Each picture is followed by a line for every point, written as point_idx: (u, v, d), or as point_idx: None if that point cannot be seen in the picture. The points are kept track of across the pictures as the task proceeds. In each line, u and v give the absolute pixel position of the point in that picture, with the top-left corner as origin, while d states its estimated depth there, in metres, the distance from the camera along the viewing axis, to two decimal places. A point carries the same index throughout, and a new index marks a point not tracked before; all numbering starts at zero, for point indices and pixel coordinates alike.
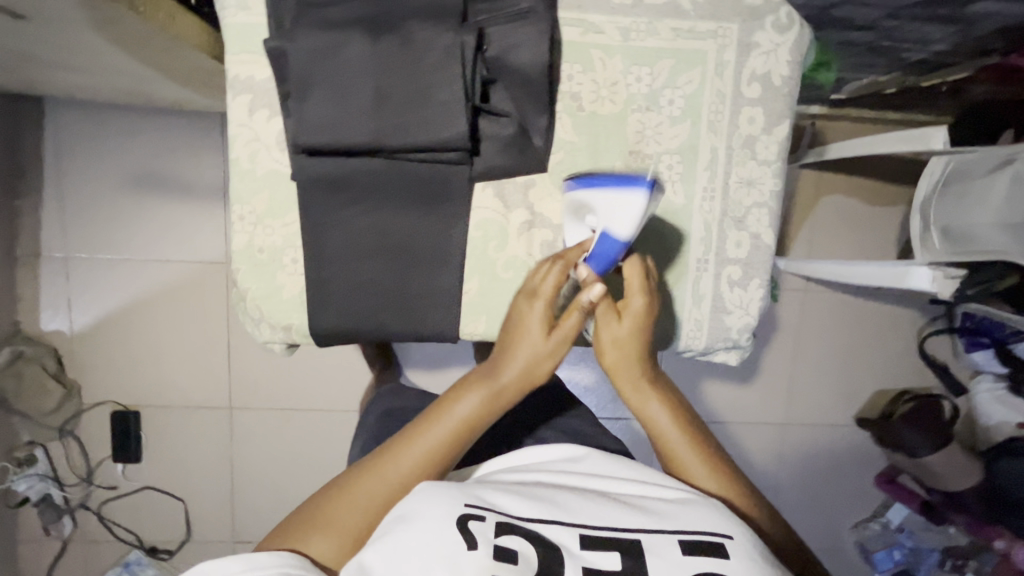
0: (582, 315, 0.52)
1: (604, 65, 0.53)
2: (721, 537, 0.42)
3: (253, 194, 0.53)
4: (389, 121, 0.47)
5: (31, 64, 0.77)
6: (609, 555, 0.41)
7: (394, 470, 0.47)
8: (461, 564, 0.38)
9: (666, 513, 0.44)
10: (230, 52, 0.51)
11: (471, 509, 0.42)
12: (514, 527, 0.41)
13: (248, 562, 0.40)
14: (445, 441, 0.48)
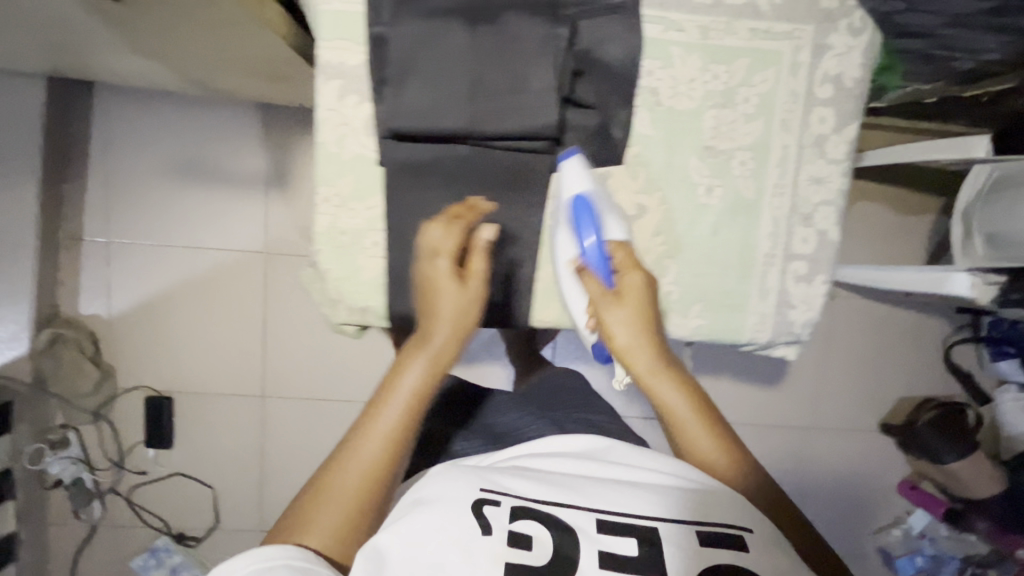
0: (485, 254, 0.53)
1: (683, 62, 0.54)
2: (741, 530, 0.44)
3: (338, 177, 0.54)
4: (484, 109, 0.49)
5: (110, 37, 0.77)
6: (625, 541, 0.43)
7: (365, 451, 0.46)
8: (479, 544, 0.41)
9: (682, 502, 0.46)
10: (324, 37, 0.52)
11: (486, 494, 0.44)
12: (528, 511, 0.44)
13: (252, 556, 0.39)
14: (406, 410, 0.48)
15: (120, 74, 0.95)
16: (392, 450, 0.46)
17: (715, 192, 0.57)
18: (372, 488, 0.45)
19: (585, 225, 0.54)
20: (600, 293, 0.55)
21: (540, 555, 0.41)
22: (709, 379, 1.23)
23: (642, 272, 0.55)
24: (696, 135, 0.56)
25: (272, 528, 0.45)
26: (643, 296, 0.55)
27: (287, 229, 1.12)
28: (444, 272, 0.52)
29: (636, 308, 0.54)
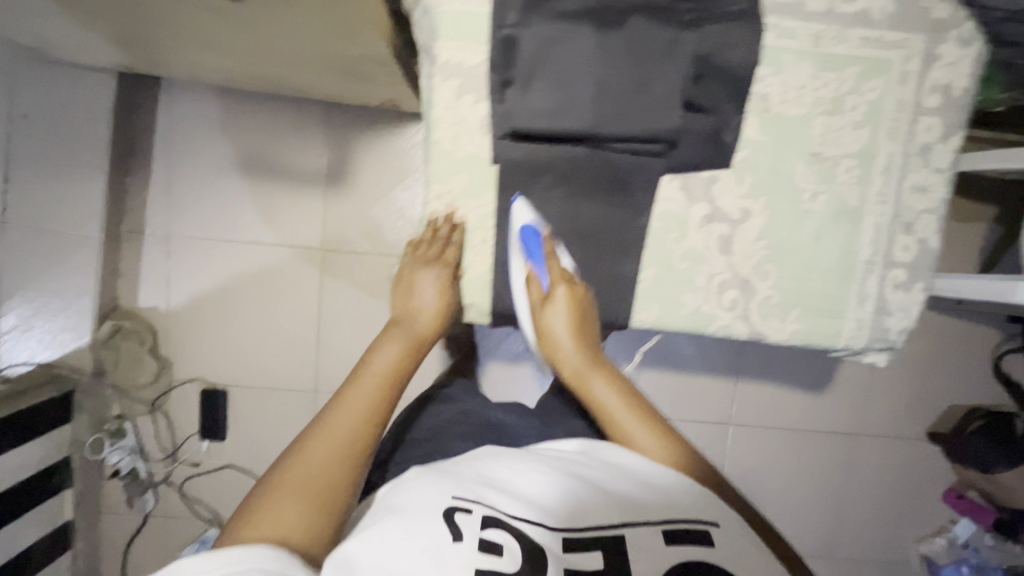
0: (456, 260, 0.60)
1: (795, 69, 0.55)
2: (706, 524, 0.44)
3: (451, 175, 0.55)
4: (607, 111, 0.51)
5: (186, 34, 0.76)
6: (592, 555, 0.41)
7: (343, 420, 0.48)
8: (448, 552, 0.39)
9: (647, 506, 0.45)
10: (444, 38, 0.52)
11: (457, 502, 0.43)
12: (498, 519, 0.42)
13: (219, 561, 0.37)
14: (383, 383, 0.52)
15: (187, 68, 0.94)
16: (370, 420, 0.49)
17: (819, 198, 0.58)
18: (350, 454, 0.47)
19: (535, 251, 0.57)
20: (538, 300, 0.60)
21: (514, 562, 0.40)
22: (757, 383, 1.23)
23: (578, 284, 0.59)
24: (803, 141, 0.57)
25: (228, 523, 0.42)
26: (578, 303, 0.59)
27: (344, 225, 1.14)
28: (428, 285, 0.60)
29: (569, 314, 0.59)
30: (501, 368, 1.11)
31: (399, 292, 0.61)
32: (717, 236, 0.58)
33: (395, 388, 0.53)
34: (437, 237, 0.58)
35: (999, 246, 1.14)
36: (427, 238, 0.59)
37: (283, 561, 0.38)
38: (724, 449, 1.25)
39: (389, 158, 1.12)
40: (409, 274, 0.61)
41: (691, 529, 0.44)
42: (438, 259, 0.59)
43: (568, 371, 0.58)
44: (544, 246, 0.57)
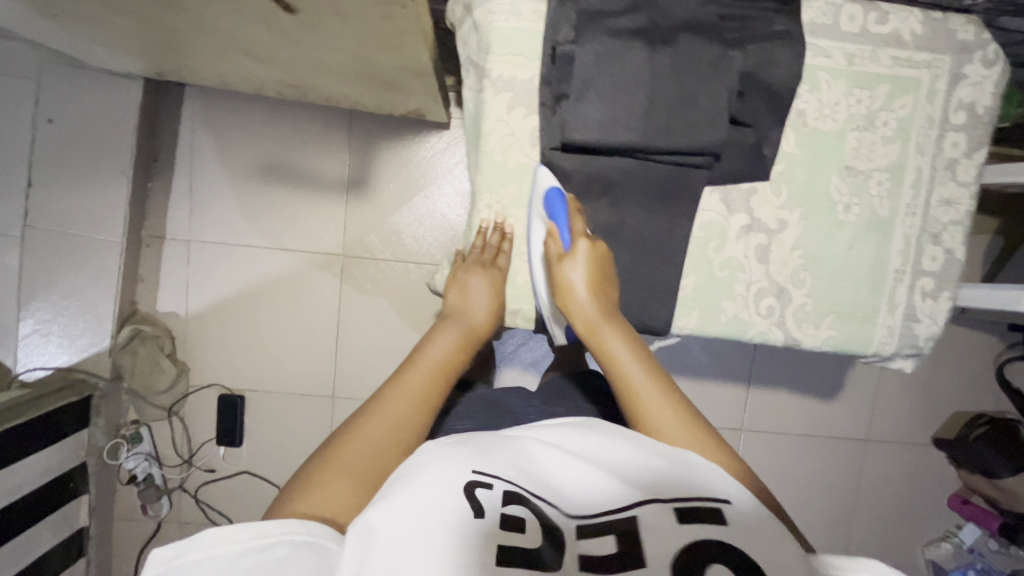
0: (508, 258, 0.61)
1: (829, 86, 0.58)
2: (719, 502, 0.42)
3: (501, 184, 0.59)
4: (657, 125, 0.53)
5: (221, 47, 0.79)
6: (604, 540, 0.39)
7: (394, 407, 0.49)
8: (464, 528, 0.37)
9: (664, 481, 0.43)
10: (497, 52, 0.55)
11: (478, 475, 0.41)
12: (521, 497, 0.40)
13: (253, 530, 0.38)
14: (431, 375, 0.52)
15: (216, 74, 0.95)
16: (420, 411, 0.50)
17: (852, 210, 0.60)
18: (400, 445, 0.47)
19: (558, 213, 0.56)
20: (556, 255, 0.57)
21: (535, 538, 0.38)
22: (769, 390, 1.26)
23: (597, 243, 0.57)
24: (837, 155, 0.59)
25: (280, 495, 0.43)
26: (598, 259, 0.56)
27: (364, 232, 1.15)
28: (480, 286, 0.60)
29: (588, 268, 0.55)
30: (515, 374, 1.12)
31: (452, 292, 0.61)
32: (755, 246, 0.60)
33: (444, 381, 0.53)
34: (487, 245, 0.61)
35: (998, 258, 1.17)
36: (478, 246, 0.61)
37: (313, 534, 0.39)
38: (735, 455, 1.27)
39: (412, 166, 1.14)
40: (462, 274, 0.61)
41: (706, 506, 0.41)
42: (486, 266, 0.61)
43: (579, 323, 0.55)
44: (569, 208, 0.56)
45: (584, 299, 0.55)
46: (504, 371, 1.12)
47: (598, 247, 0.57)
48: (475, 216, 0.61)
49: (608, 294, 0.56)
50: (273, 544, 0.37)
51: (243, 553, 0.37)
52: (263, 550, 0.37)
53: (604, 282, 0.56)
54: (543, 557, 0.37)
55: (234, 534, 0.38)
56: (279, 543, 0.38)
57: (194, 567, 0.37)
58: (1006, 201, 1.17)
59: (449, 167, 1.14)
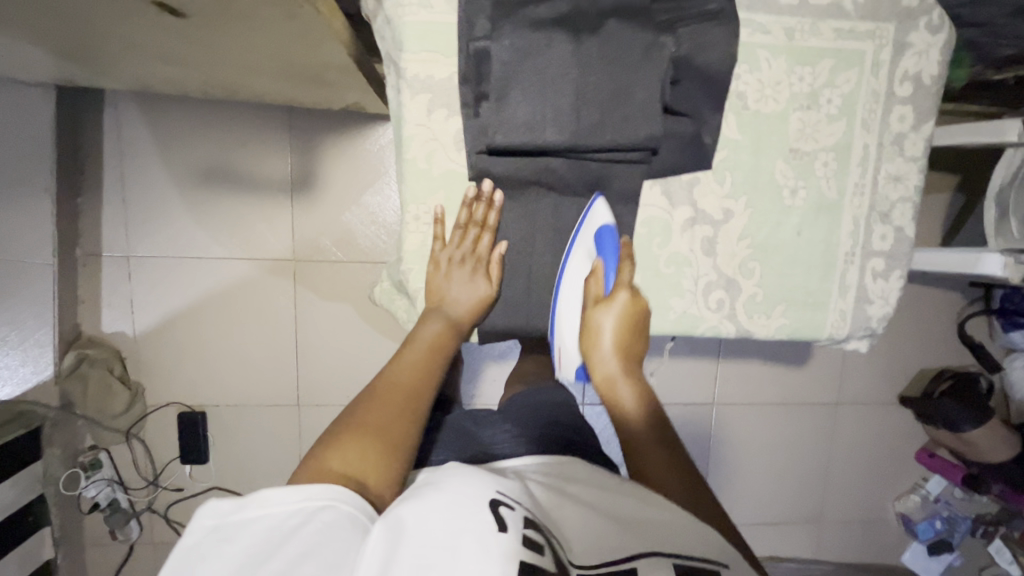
0: (491, 236, 0.56)
1: (770, 65, 0.55)
2: (716, 565, 0.43)
3: (429, 194, 0.55)
4: (587, 123, 0.50)
5: (125, 52, 0.73)
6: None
7: (397, 390, 0.51)
8: (491, 536, 0.39)
9: (660, 528, 0.44)
10: (410, 51, 0.50)
11: (502, 497, 0.44)
12: (537, 525, 0.42)
13: (304, 492, 0.41)
14: (427, 358, 0.54)
15: (133, 79, 0.88)
16: (421, 391, 0.52)
17: (799, 194, 0.58)
18: (408, 424, 0.50)
19: (607, 251, 0.55)
20: (594, 296, 0.57)
21: (553, 565, 0.39)
22: (739, 364, 1.26)
23: (641, 297, 0.57)
24: (781, 137, 0.56)
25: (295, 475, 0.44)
26: (635, 313, 0.56)
27: (316, 235, 1.10)
28: (462, 277, 0.57)
29: (621, 321, 0.56)
30: (487, 370, 1.10)
31: (430, 280, 0.57)
32: (701, 239, 0.57)
33: (438, 363, 0.55)
34: (470, 220, 0.55)
35: (958, 216, 1.17)
36: (462, 223, 0.55)
37: (356, 506, 0.41)
38: (709, 428, 1.28)
39: (358, 161, 1.08)
40: (445, 264, 0.57)
41: (704, 565, 0.42)
42: (471, 254, 0.57)
43: (599, 375, 0.58)
44: (620, 252, 0.56)
45: (607, 351, 0.57)
46: (472, 371, 1.10)
47: (640, 302, 0.57)
48: (422, 206, 0.56)
49: (635, 349, 0.58)
50: (321, 508, 0.40)
51: (292, 516, 0.39)
52: (310, 514, 0.39)
53: (638, 338, 0.57)
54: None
55: (288, 494, 0.40)
56: (328, 508, 0.40)
57: (244, 520, 0.39)
58: (965, 157, 1.16)
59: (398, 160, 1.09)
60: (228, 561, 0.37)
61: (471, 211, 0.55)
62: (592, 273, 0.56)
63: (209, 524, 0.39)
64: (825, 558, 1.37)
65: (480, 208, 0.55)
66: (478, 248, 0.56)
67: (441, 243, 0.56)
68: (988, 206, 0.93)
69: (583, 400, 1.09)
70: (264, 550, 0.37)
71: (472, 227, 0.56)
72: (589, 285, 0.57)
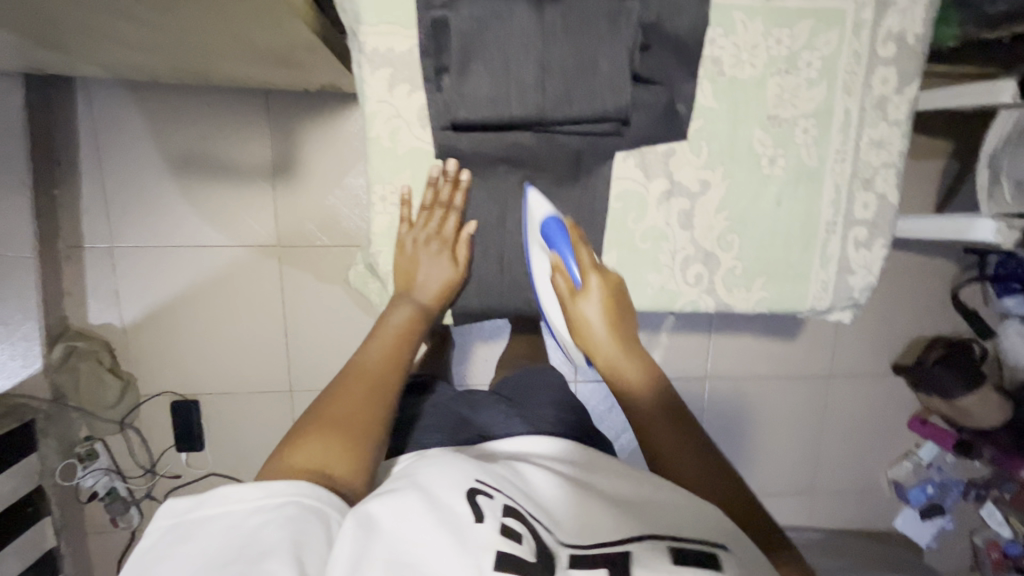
0: (459, 217, 0.57)
1: (746, 28, 0.53)
2: (716, 547, 0.43)
3: (395, 174, 0.54)
4: (552, 94, 0.48)
5: (85, 38, 0.70)
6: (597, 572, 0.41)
7: (366, 374, 0.51)
8: (465, 528, 0.41)
9: (650, 519, 0.46)
10: (367, 23, 0.48)
11: (481, 485, 0.45)
12: (517, 510, 0.44)
13: (265, 489, 0.41)
14: (395, 342, 0.55)
15: (102, 67, 0.86)
16: (390, 374, 0.52)
17: (778, 162, 0.56)
18: (379, 408, 0.50)
19: (559, 244, 0.53)
20: (566, 291, 0.55)
21: (530, 552, 0.41)
22: (731, 338, 1.25)
23: (609, 272, 0.54)
24: (759, 103, 0.55)
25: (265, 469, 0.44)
26: (612, 290, 0.54)
27: (299, 220, 1.08)
28: (434, 258, 0.57)
29: (603, 304, 0.54)
30: (478, 351, 1.10)
31: (400, 262, 0.58)
32: (677, 212, 0.56)
33: (406, 345, 0.55)
34: (438, 201, 0.56)
35: (952, 182, 1.15)
36: (428, 203, 0.55)
37: (320, 500, 0.41)
38: (703, 402, 1.28)
39: (338, 145, 1.06)
40: (413, 246, 0.57)
41: (700, 551, 0.43)
42: (437, 235, 0.57)
43: (600, 360, 0.56)
44: (570, 237, 0.53)
45: (601, 335, 0.55)
46: (462, 350, 1.09)
47: (612, 277, 0.55)
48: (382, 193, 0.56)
49: (626, 327, 0.55)
50: (282, 504, 0.40)
51: (256, 511, 0.40)
52: (273, 509, 0.40)
53: (625, 316, 0.55)
54: (532, 570, 0.39)
55: (250, 493, 0.41)
56: (289, 503, 0.40)
57: (203, 521, 0.40)
58: (958, 121, 1.13)
59: None
60: (186, 559, 0.37)
61: (439, 195, 0.55)
62: (553, 268, 0.54)
63: (171, 524, 0.40)
64: (818, 525, 1.39)
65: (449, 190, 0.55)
66: (447, 229, 0.57)
67: (409, 223, 0.57)
68: (980, 171, 0.91)
69: (573, 378, 1.09)
70: (226, 550, 0.37)
71: (440, 209, 0.56)
72: (556, 279, 0.55)
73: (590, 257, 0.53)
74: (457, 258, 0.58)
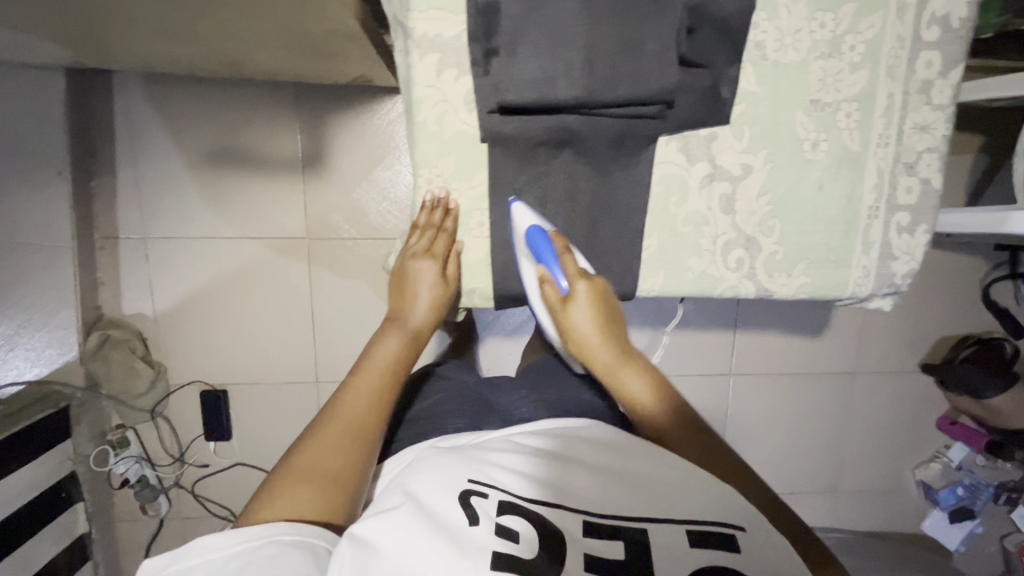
0: (449, 236, 0.59)
1: (789, 11, 0.53)
2: (734, 529, 0.43)
3: (441, 157, 0.55)
4: (599, 77, 0.49)
5: (129, 28, 0.72)
6: (614, 545, 0.41)
7: (350, 410, 0.52)
8: (460, 533, 0.40)
9: (664, 497, 0.45)
10: (417, 8, 0.50)
11: (474, 485, 0.44)
12: (517, 506, 0.43)
13: (243, 535, 0.42)
14: (384, 378, 0.55)
15: (140, 60, 0.88)
16: (374, 414, 0.53)
17: (820, 147, 0.56)
18: (365, 435, 0.51)
19: (544, 255, 0.55)
20: (556, 300, 0.58)
21: (530, 548, 0.40)
22: (756, 335, 1.24)
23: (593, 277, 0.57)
24: (802, 87, 0.55)
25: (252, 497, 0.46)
26: (597, 295, 0.57)
27: (326, 211, 1.10)
28: (427, 273, 0.60)
29: (590, 309, 0.57)
30: (500, 343, 1.10)
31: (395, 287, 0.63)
32: (719, 196, 0.57)
33: (395, 379, 0.56)
34: (429, 223, 0.59)
35: (982, 177, 1.13)
36: (421, 225, 0.59)
37: (300, 533, 0.42)
38: (726, 399, 1.27)
39: (366, 138, 1.08)
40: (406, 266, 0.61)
41: (716, 530, 0.42)
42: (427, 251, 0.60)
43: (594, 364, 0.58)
44: (556, 248, 0.55)
45: (592, 341, 0.57)
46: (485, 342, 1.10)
47: (598, 282, 0.57)
48: (417, 193, 0.57)
49: (613, 329, 0.58)
50: (261, 545, 0.41)
51: (234, 556, 0.40)
52: (252, 551, 0.40)
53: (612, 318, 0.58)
54: (536, 568, 0.38)
55: (227, 539, 0.42)
56: (269, 542, 0.41)
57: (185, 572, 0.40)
58: (990, 115, 1.11)
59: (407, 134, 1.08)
60: None
61: (427, 223, 0.59)
62: (542, 278, 0.57)
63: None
64: (843, 526, 1.37)
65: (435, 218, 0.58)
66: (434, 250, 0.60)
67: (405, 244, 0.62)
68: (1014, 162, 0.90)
69: None
70: None
71: (427, 234, 0.59)
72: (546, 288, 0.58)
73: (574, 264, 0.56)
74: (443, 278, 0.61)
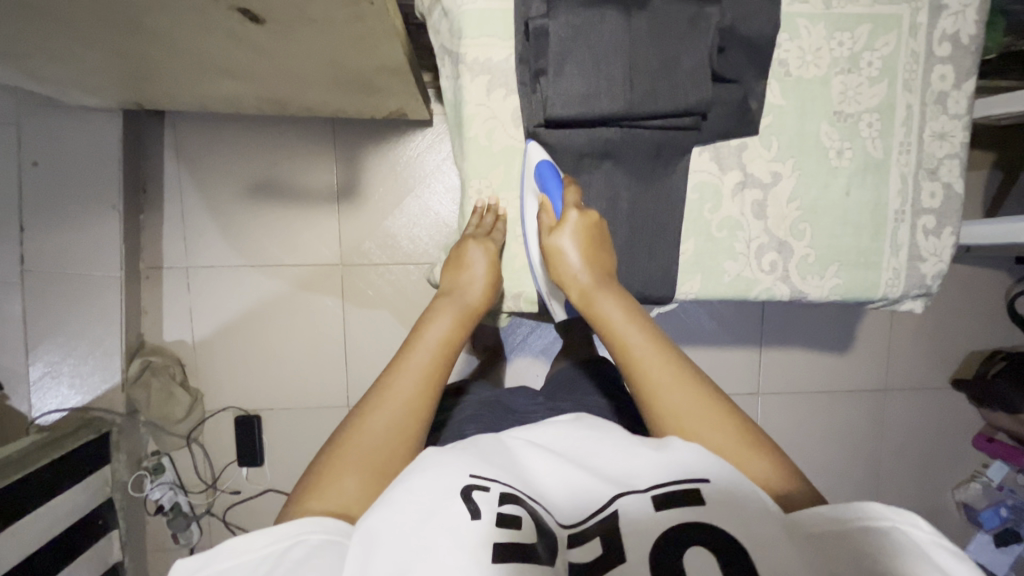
0: (498, 224, 0.66)
1: (809, 32, 0.61)
2: (697, 481, 0.41)
3: (490, 169, 0.64)
4: (639, 94, 0.57)
5: (195, 71, 0.78)
6: (593, 542, 0.39)
7: (398, 395, 0.49)
8: (463, 528, 0.38)
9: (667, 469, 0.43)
10: (469, 36, 0.60)
11: (476, 479, 0.41)
12: (518, 497, 0.41)
13: (270, 536, 0.39)
14: (432, 358, 0.52)
15: (196, 99, 0.94)
16: (425, 395, 0.50)
17: (845, 153, 0.63)
18: (419, 412, 0.49)
19: (550, 185, 0.60)
20: (549, 227, 0.61)
21: (531, 535, 0.38)
22: (782, 352, 1.25)
23: (590, 213, 0.60)
24: (825, 100, 0.62)
25: (295, 489, 0.45)
26: (589, 228, 0.59)
27: (360, 238, 1.14)
28: (479, 255, 0.63)
29: (578, 236, 0.58)
30: (528, 363, 1.11)
31: (450, 270, 0.63)
32: (750, 202, 0.64)
33: (444, 362, 0.53)
34: (482, 223, 0.66)
35: (999, 192, 1.16)
36: (474, 225, 0.66)
37: (330, 531, 0.40)
38: (756, 419, 1.26)
39: (397, 169, 1.13)
40: (457, 250, 0.63)
41: (685, 487, 0.40)
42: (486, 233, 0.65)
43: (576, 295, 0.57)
44: (560, 181, 0.61)
45: (578, 269, 0.58)
46: (515, 359, 1.11)
47: (591, 216, 0.60)
48: (468, 201, 0.66)
49: (600, 263, 0.59)
50: (291, 546, 0.39)
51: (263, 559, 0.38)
52: (282, 553, 0.38)
53: (601, 255, 0.59)
54: (535, 556, 0.37)
55: (255, 541, 0.39)
56: (297, 543, 0.39)
57: None
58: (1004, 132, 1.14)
59: (438, 164, 1.14)
60: None
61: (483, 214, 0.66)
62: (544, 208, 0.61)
63: None
64: None
65: (490, 209, 0.65)
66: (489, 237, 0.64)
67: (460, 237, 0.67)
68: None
69: None
70: None
71: (482, 223, 0.66)
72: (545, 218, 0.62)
73: (574, 195, 0.59)
74: (490, 261, 0.63)
